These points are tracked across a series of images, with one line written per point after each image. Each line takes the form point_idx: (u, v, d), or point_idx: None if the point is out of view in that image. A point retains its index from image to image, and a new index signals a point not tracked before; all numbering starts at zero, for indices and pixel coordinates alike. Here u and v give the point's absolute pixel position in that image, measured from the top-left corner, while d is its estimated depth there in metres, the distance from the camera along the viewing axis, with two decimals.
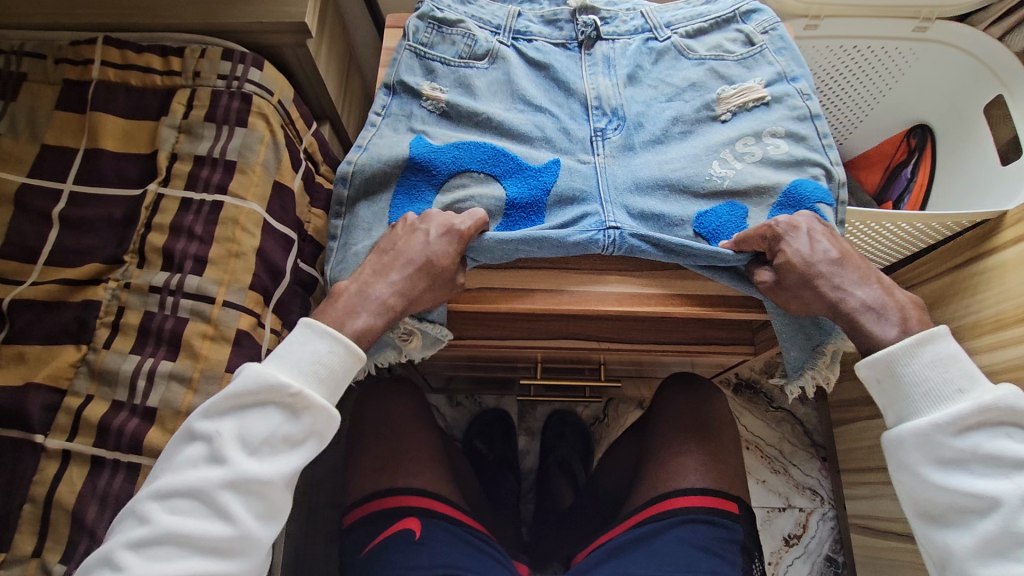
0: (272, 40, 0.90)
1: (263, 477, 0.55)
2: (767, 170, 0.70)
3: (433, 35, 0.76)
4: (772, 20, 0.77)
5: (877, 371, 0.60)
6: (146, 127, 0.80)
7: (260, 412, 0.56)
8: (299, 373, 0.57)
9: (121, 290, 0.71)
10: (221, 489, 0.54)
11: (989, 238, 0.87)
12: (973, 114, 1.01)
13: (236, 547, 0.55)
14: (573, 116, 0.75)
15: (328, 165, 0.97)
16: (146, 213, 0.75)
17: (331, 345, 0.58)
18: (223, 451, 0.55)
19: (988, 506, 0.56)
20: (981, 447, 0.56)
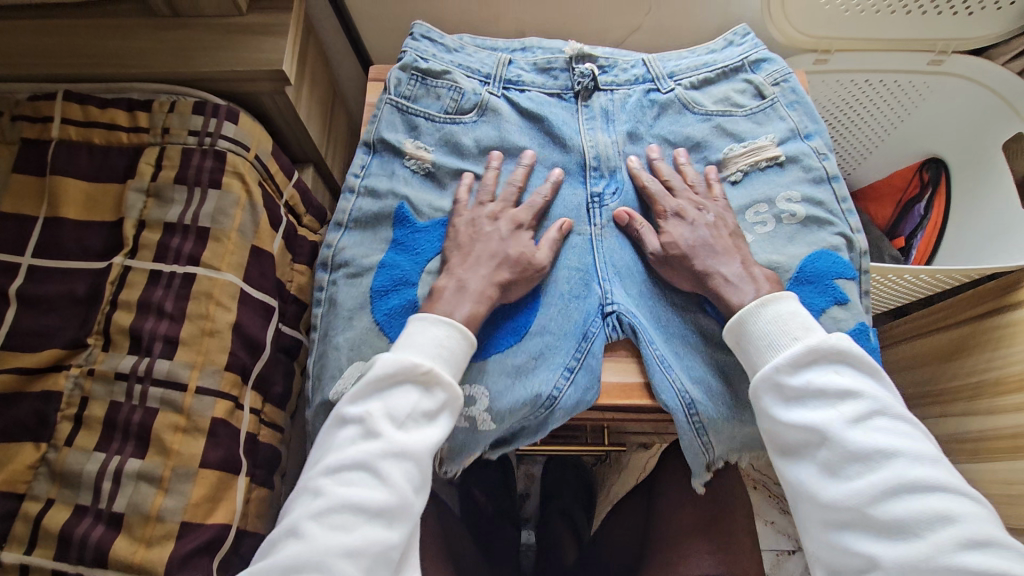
0: (248, 87, 0.84)
1: (410, 453, 0.52)
2: (778, 240, 0.69)
3: (416, 88, 0.74)
4: (783, 70, 0.75)
5: (737, 329, 0.60)
6: (111, 190, 0.74)
7: (399, 391, 0.54)
8: (446, 358, 0.57)
9: (84, 378, 0.65)
10: (380, 461, 0.51)
11: (1013, 291, 0.83)
12: (993, 150, 0.96)
13: (397, 517, 0.51)
14: (569, 178, 0.74)
15: (312, 214, 0.91)
16: (111, 289, 0.69)
17: (448, 328, 0.58)
18: (372, 429, 0.52)
19: (817, 438, 0.52)
20: (814, 380, 0.53)
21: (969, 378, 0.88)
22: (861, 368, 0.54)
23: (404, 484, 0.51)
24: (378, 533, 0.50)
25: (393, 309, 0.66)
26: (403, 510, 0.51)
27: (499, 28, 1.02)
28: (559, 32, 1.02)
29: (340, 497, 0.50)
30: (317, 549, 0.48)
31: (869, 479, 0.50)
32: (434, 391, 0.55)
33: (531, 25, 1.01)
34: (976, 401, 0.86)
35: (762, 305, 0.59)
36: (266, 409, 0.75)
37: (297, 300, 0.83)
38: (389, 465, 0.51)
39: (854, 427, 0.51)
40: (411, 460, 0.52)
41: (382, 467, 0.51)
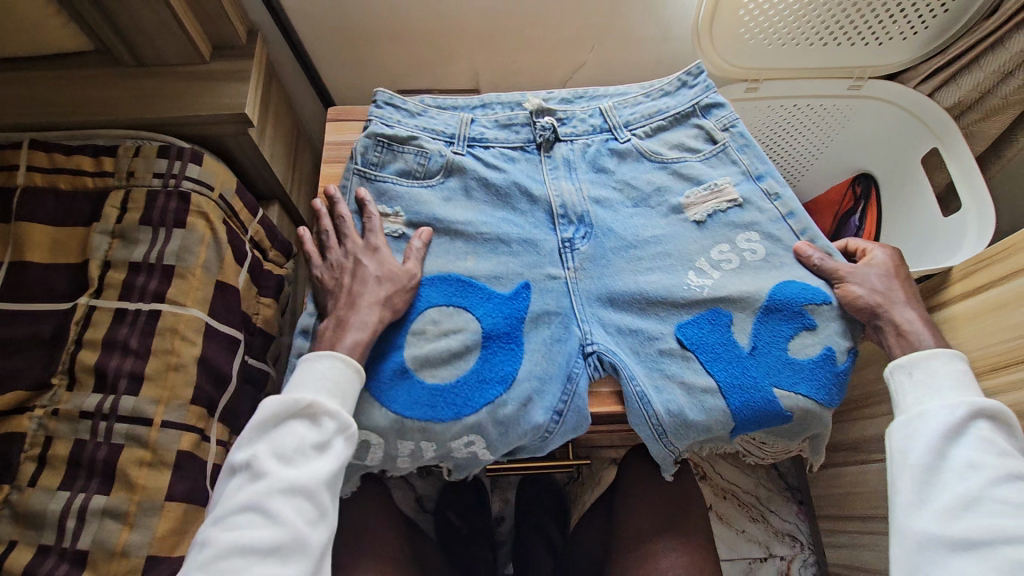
0: (212, 130, 0.88)
1: (299, 488, 0.54)
2: (741, 275, 0.74)
3: (384, 153, 0.76)
4: (730, 117, 0.80)
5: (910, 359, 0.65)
6: (76, 233, 0.76)
7: (285, 428, 0.57)
8: (328, 390, 0.59)
9: (48, 418, 0.66)
10: (269, 499, 0.54)
11: (938, 292, 0.89)
12: (912, 164, 1.04)
13: (292, 554, 0.53)
14: (540, 227, 0.77)
15: (278, 249, 0.94)
16: (76, 329, 0.70)
17: (329, 360, 0.61)
18: (259, 469, 0.55)
19: (966, 475, 0.57)
20: (980, 427, 0.59)
21: None
22: (1014, 439, 0.61)
23: (298, 517, 0.54)
24: (269, 571, 0.52)
25: (386, 371, 0.67)
26: (301, 543, 0.53)
27: (454, 66, 1.08)
28: (511, 68, 1.08)
29: (230, 538, 0.53)
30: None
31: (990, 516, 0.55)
32: (322, 424, 0.57)
33: (485, 62, 1.07)
34: None
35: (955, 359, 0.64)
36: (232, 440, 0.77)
37: (263, 331, 0.86)
38: (277, 503, 0.53)
39: (1008, 479, 0.56)
40: (301, 495, 0.54)
41: (269, 504, 0.53)
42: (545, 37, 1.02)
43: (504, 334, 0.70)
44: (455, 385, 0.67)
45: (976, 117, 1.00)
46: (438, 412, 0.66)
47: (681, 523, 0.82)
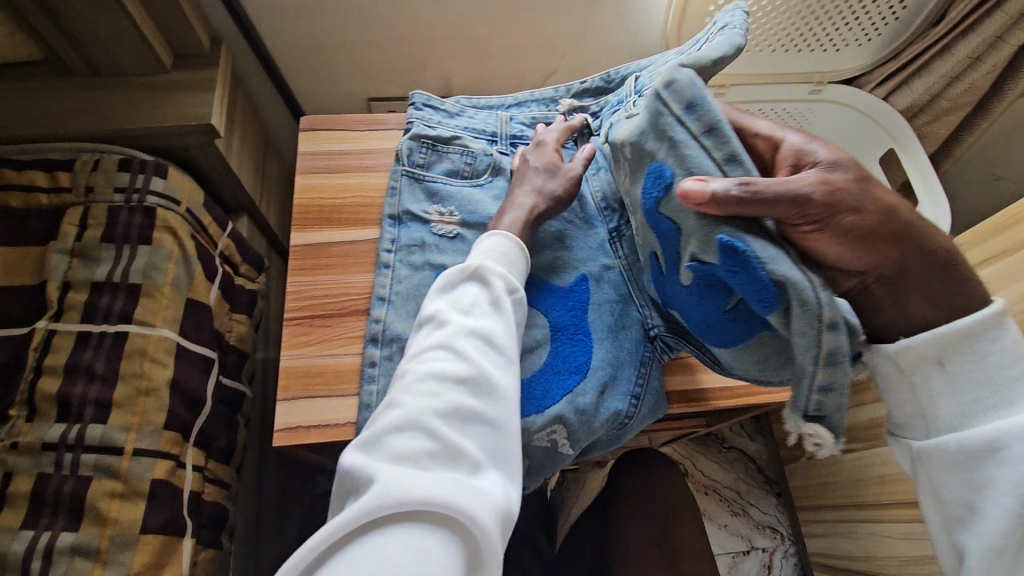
0: (176, 141, 0.84)
1: (490, 333, 0.48)
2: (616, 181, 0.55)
3: (429, 155, 0.72)
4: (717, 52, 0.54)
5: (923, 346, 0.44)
6: (31, 254, 0.72)
7: (463, 288, 0.52)
8: (498, 260, 0.56)
9: (7, 453, 0.62)
10: (456, 341, 0.47)
11: None
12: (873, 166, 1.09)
13: (482, 390, 0.45)
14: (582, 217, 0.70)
15: (249, 263, 0.91)
16: (35, 355, 0.66)
17: (501, 237, 0.58)
18: (438, 320, 0.50)
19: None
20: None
21: None
22: None
23: (491, 360, 0.47)
24: (469, 407, 0.44)
25: None
26: (485, 382, 0.45)
27: (426, 73, 1.07)
28: (484, 75, 1.08)
29: (422, 372, 0.45)
30: (418, 412, 0.42)
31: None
32: (494, 281, 0.52)
33: (457, 69, 1.07)
34: None
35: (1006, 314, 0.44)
36: (209, 465, 0.73)
37: (236, 349, 0.83)
38: (473, 342, 0.47)
39: None
40: (487, 337, 0.48)
41: (460, 343, 0.47)
42: (517, 44, 1.02)
43: (570, 326, 0.64)
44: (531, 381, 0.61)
45: (928, 119, 1.06)
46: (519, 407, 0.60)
47: (673, 525, 0.82)
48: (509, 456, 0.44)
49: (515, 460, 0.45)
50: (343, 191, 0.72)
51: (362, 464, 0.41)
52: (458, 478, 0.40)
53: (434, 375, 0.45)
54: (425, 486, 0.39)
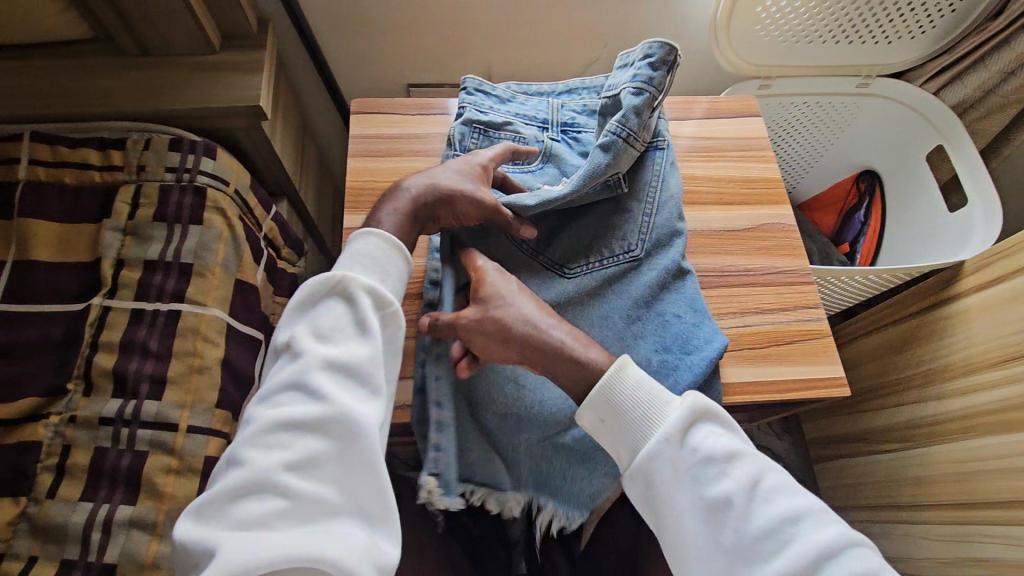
0: (223, 123, 0.84)
1: (352, 365, 0.45)
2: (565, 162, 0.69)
3: (480, 141, 0.70)
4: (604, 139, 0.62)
5: (590, 408, 0.50)
6: (84, 231, 0.72)
7: (319, 308, 0.47)
8: (368, 267, 0.50)
9: (65, 426, 0.62)
10: (311, 378, 0.44)
11: (950, 285, 0.91)
12: (918, 162, 1.06)
13: (343, 436, 0.43)
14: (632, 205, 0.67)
15: (289, 246, 0.91)
16: (91, 330, 0.67)
17: (377, 243, 0.51)
18: (293, 347, 0.46)
19: (725, 514, 0.44)
20: (696, 451, 0.46)
21: (919, 367, 0.96)
22: (721, 425, 0.48)
23: (351, 399, 0.44)
24: (325, 458, 0.42)
25: (510, 366, 0.60)
26: (346, 424, 0.43)
27: (467, 60, 1.06)
28: (525, 63, 1.07)
29: (270, 417, 0.43)
30: (265, 469, 0.40)
31: (783, 562, 0.41)
32: (359, 297, 0.48)
33: (498, 57, 1.06)
34: (929, 388, 0.94)
35: (620, 368, 0.50)
36: None
37: None
38: (325, 377, 0.44)
39: (749, 500, 0.44)
40: (340, 374, 0.45)
41: (316, 381, 0.44)
42: (561, 32, 1.01)
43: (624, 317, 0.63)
44: None
45: (978, 116, 1.04)
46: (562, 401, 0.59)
47: None
48: (373, 499, 0.43)
49: (384, 499, 0.43)
50: (395, 175, 0.72)
51: (203, 531, 0.39)
52: (310, 538, 0.39)
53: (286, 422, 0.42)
54: (266, 554, 0.38)
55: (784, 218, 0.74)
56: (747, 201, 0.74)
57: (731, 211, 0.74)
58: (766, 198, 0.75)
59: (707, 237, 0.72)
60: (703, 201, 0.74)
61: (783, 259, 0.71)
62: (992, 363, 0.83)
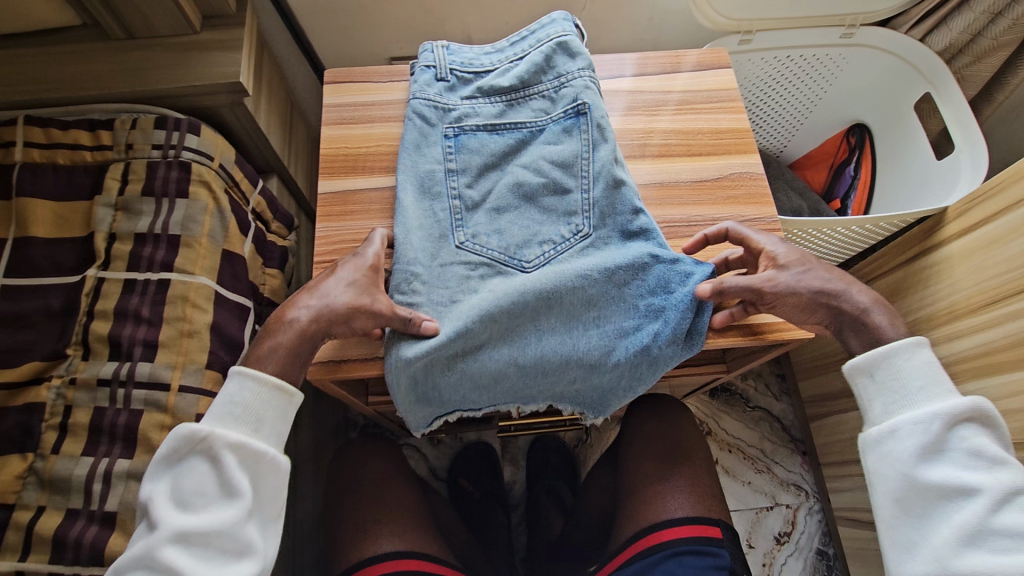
0: (206, 101, 0.87)
1: (210, 533, 0.52)
2: (488, 154, 0.72)
3: (437, 121, 0.73)
4: (473, 136, 0.72)
5: (871, 361, 0.58)
6: (78, 209, 0.76)
7: (189, 469, 0.54)
8: (237, 419, 0.55)
9: (67, 388, 0.67)
10: (166, 551, 0.50)
11: (935, 233, 0.90)
12: (907, 111, 1.04)
13: None
14: (567, 179, 0.70)
15: (279, 221, 0.95)
16: (87, 300, 0.71)
17: (245, 384, 0.56)
18: (153, 516, 0.52)
19: (965, 500, 0.53)
20: (965, 439, 0.54)
21: (907, 317, 0.95)
22: (1000, 435, 0.56)
23: (207, 567, 0.51)
24: None
25: (489, 344, 0.63)
26: None
27: (446, 30, 1.07)
28: (503, 30, 1.08)
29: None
30: None
31: (1017, 556, 0.51)
32: (223, 457, 0.53)
33: (476, 25, 1.06)
34: (915, 337, 0.93)
35: (918, 345, 0.57)
36: None
37: (270, 302, 0.88)
38: (179, 552, 0.51)
39: (1004, 499, 0.53)
40: (199, 541, 0.52)
41: (170, 558, 0.50)
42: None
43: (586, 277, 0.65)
44: (559, 334, 0.64)
45: (968, 61, 1.02)
46: (553, 359, 0.63)
47: (694, 464, 0.81)
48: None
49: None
50: (366, 140, 0.75)
51: None
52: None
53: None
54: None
55: (753, 166, 0.74)
56: (715, 151, 0.75)
57: (698, 162, 0.74)
58: (735, 147, 0.75)
59: (675, 187, 0.73)
60: (672, 153, 0.75)
61: (751, 207, 0.72)
62: (977, 307, 0.82)
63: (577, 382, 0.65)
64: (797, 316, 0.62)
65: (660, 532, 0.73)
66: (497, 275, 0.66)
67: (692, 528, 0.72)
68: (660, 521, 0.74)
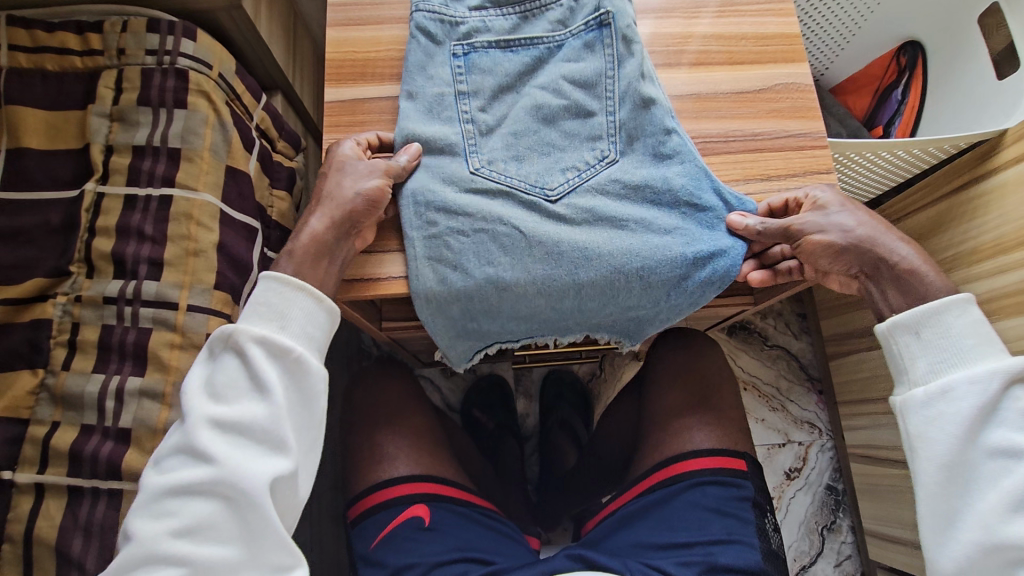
0: (202, 3, 0.78)
1: (242, 423, 0.53)
2: (501, 74, 0.65)
3: (445, 38, 0.66)
4: (485, 53, 0.66)
5: (915, 318, 0.57)
6: (72, 119, 0.71)
7: (222, 365, 0.55)
8: (264, 316, 0.56)
9: (73, 305, 0.65)
10: (199, 435, 0.52)
11: (987, 159, 0.83)
12: (969, 25, 0.95)
13: (225, 490, 0.51)
14: (592, 99, 0.64)
15: (285, 140, 0.90)
16: (87, 216, 0.68)
17: (274, 284, 0.57)
18: (189, 406, 0.54)
19: (1016, 464, 0.53)
20: (1018, 404, 0.54)
21: (946, 252, 0.90)
22: None
23: (241, 456, 0.52)
24: (211, 507, 0.51)
25: (526, 290, 0.60)
26: (233, 482, 0.51)
27: None
28: None
29: (168, 480, 0.52)
30: (151, 537, 0.50)
31: None
32: (250, 352, 0.54)
33: None
34: (952, 273, 0.89)
35: (967, 303, 0.56)
36: None
37: (279, 225, 0.84)
38: (212, 438, 0.52)
39: None
40: (234, 431, 0.53)
41: (203, 445, 0.52)
42: None
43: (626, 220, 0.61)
44: (603, 282, 0.60)
45: None
46: (596, 301, 0.61)
47: (720, 398, 0.79)
48: (268, 548, 0.52)
49: (278, 544, 0.53)
50: (376, 45, 0.69)
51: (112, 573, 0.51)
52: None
53: (175, 487, 0.51)
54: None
55: (801, 77, 0.68)
56: (760, 59, 0.68)
57: (740, 72, 0.68)
58: (783, 55, 0.69)
59: (713, 100, 0.67)
60: (712, 61, 0.68)
61: (797, 122, 0.66)
62: None
63: (616, 318, 0.63)
64: (829, 263, 0.60)
65: (681, 462, 0.72)
66: (517, 205, 0.62)
67: (715, 460, 0.72)
68: (683, 452, 0.73)
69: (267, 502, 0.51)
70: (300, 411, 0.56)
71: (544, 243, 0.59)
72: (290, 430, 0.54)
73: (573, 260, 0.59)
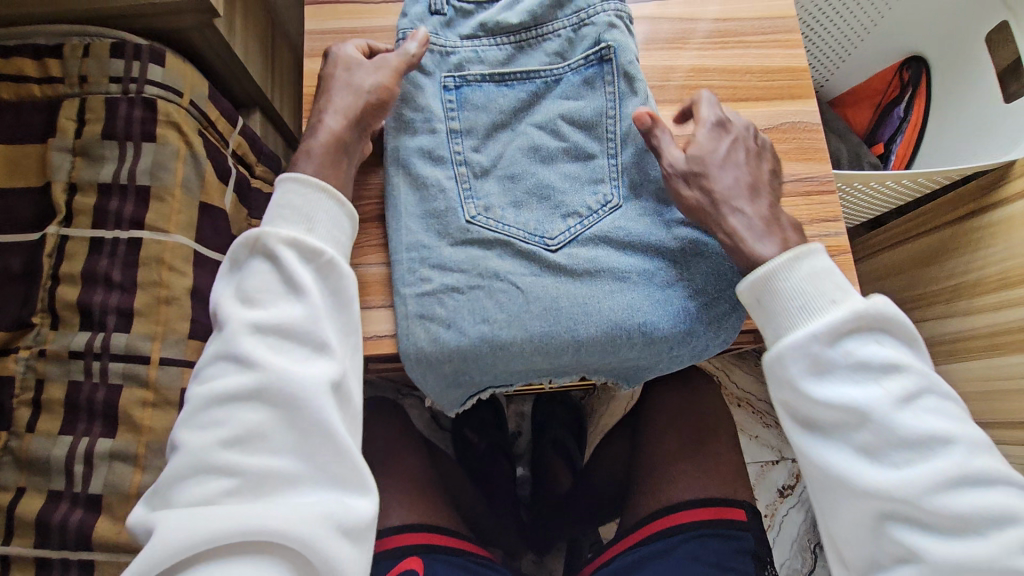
0: (169, 22, 0.73)
1: (280, 325, 0.46)
2: (496, 112, 0.61)
3: (434, 69, 0.61)
4: (478, 87, 0.62)
5: (754, 286, 0.50)
6: (30, 153, 0.66)
7: (251, 269, 0.48)
8: (288, 218, 0.49)
9: (36, 360, 0.61)
10: (237, 342, 0.45)
11: (993, 191, 0.81)
12: (976, 44, 0.91)
13: (271, 398, 0.44)
14: (593, 142, 0.61)
15: (264, 164, 0.85)
16: (50, 261, 0.63)
17: (297, 186, 0.50)
18: (222, 313, 0.47)
19: (855, 419, 0.45)
20: (850, 355, 0.46)
21: (948, 281, 0.88)
22: (902, 336, 0.47)
23: (285, 360, 0.46)
24: (260, 420, 0.44)
25: (524, 342, 0.56)
26: (281, 385, 0.44)
27: None
28: None
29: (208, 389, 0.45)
30: (199, 450, 0.43)
31: (922, 468, 0.44)
32: (280, 254, 0.47)
33: None
34: (954, 303, 0.87)
35: (795, 258, 0.49)
36: None
37: None
38: (253, 341, 0.45)
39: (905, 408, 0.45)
40: (276, 333, 0.46)
41: (240, 353, 0.45)
42: None
43: (629, 270, 0.58)
44: (605, 331, 0.56)
45: None
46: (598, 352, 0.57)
47: (717, 439, 0.78)
48: (327, 460, 0.45)
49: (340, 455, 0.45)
50: None
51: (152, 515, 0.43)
52: (267, 505, 0.42)
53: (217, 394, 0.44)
54: (215, 526, 0.41)
55: (808, 114, 0.65)
56: (765, 95, 0.65)
57: (745, 109, 0.65)
58: (790, 92, 0.66)
59: None
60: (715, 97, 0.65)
61: (803, 163, 0.63)
62: None
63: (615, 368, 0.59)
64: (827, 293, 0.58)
65: (678, 513, 0.70)
66: (515, 255, 0.58)
67: (713, 510, 0.70)
68: (680, 502, 0.71)
69: (324, 404, 0.45)
70: (339, 316, 0.49)
71: (541, 300, 0.56)
72: (332, 332, 0.48)
73: (572, 315, 0.56)
